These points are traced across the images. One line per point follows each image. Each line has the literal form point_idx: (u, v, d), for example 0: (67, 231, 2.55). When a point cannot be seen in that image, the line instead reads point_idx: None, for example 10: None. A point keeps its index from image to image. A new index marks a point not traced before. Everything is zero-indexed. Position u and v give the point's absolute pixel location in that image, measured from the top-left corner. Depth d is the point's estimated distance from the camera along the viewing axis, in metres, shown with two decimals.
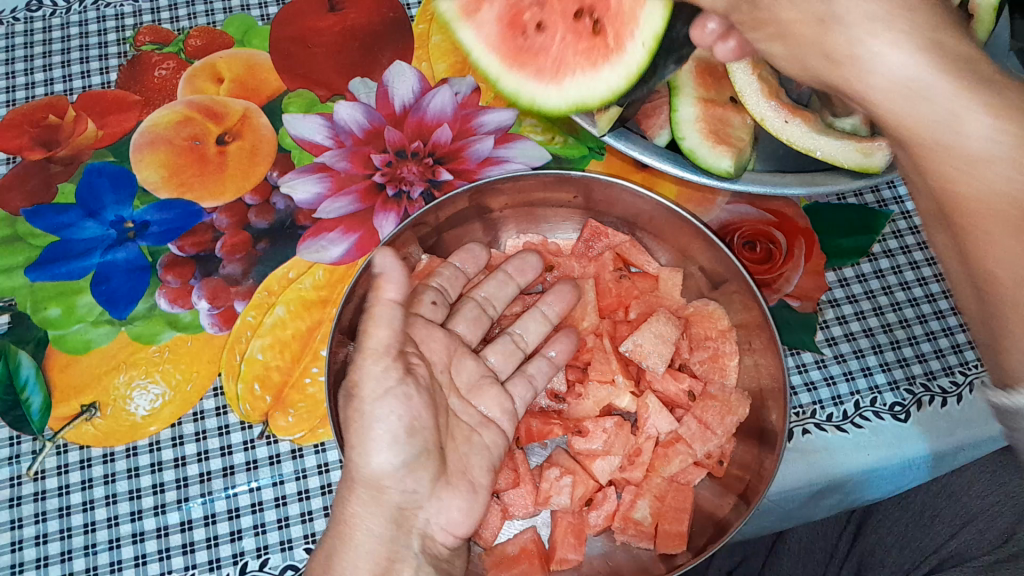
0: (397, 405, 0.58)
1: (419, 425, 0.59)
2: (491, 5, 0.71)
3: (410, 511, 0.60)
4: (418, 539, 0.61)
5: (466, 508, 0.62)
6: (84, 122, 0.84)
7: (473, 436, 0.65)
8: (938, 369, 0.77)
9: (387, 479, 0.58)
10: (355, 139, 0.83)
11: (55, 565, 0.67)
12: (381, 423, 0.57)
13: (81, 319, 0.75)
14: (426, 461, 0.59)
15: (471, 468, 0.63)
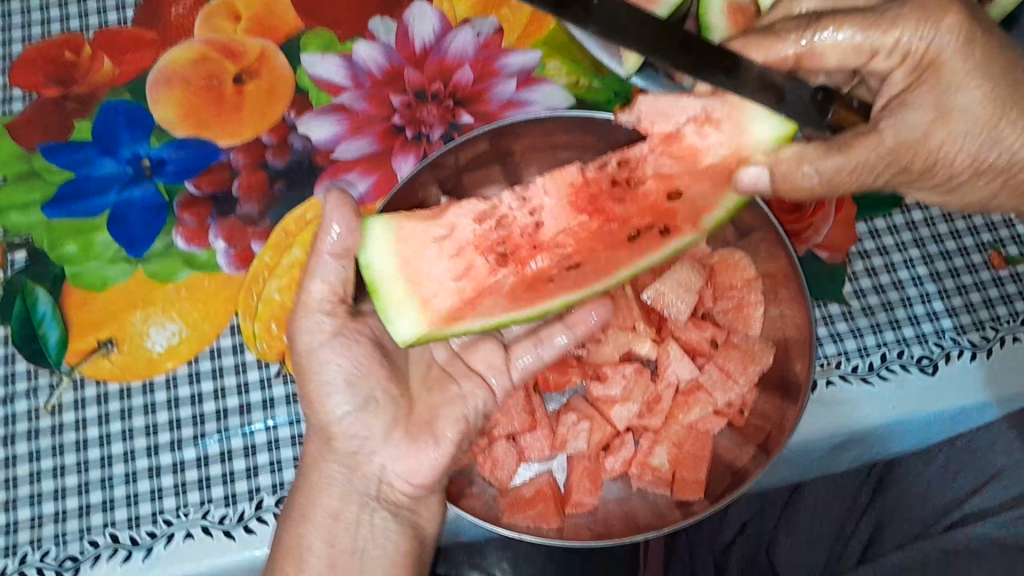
0: (337, 353, 0.58)
1: (363, 374, 0.59)
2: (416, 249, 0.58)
3: (364, 457, 0.61)
4: (376, 488, 0.61)
5: (430, 460, 0.61)
6: (101, 60, 0.83)
7: (449, 386, 0.65)
8: (968, 323, 0.75)
9: (336, 427, 0.59)
10: (374, 79, 0.81)
11: (72, 498, 0.68)
12: (324, 372, 0.59)
13: (98, 256, 0.75)
14: (378, 410, 0.60)
15: (437, 420, 0.63)
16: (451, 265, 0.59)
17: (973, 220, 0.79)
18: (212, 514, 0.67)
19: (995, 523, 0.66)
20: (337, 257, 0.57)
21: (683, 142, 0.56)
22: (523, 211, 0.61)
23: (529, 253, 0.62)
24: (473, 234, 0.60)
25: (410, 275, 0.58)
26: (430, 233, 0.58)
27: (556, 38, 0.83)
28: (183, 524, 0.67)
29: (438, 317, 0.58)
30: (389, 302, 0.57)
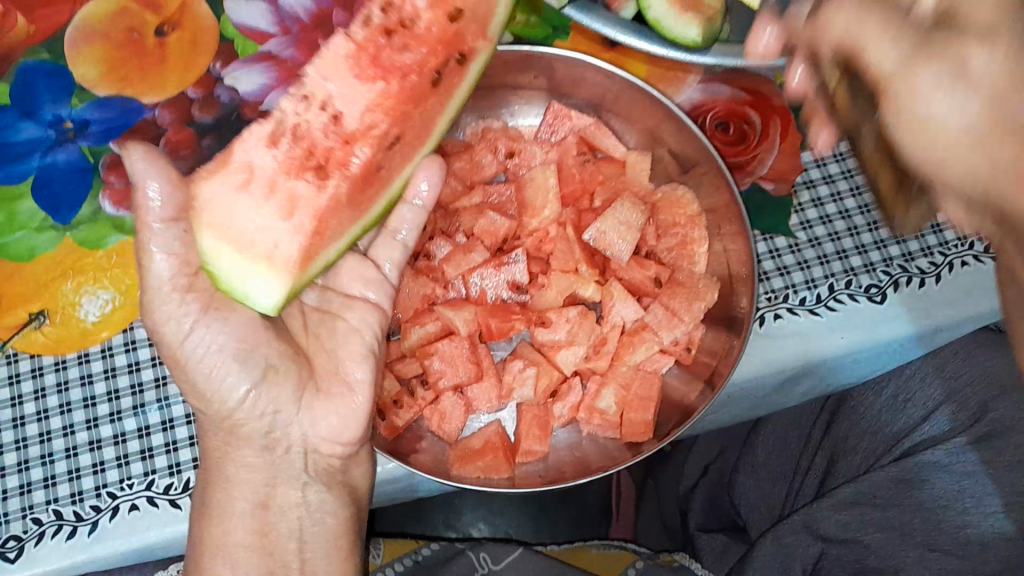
0: (214, 333, 0.56)
1: (251, 347, 0.57)
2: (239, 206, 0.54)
3: (280, 433, 0.60)
4: (301, 457, 0.61)
5: (342, 413, 0.61)
6: (13, 17, 0.76)
7: (336, 325, 0.64)
8: (916, 249, 0.74)
9: (238, 413, 0.58)
10: (302, 24, 0.78)
11: (12, 476, 0.66)
12: (202, 358, 0.56)
13: (23, 226, 0.72)
14: (277, 374, 0.59)
15: (342, 367, 0.62)
16: (272, 205, 0.55)
17: None
18: (156, 484, 0.66)
19: (943, 451, 0.72)
20: (166, 221, 0.53)
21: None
22: (313, 111, 0.58)
23: (346, 152, 0.58)
24: (274, 163, 0.56)
25: (237, 241, 0.53)
26: (228, 186, 0.54)
27: None
28: (128, 496, 0.65)
29: (290, 264, 0.54)
30: (235, 281, 0.53)
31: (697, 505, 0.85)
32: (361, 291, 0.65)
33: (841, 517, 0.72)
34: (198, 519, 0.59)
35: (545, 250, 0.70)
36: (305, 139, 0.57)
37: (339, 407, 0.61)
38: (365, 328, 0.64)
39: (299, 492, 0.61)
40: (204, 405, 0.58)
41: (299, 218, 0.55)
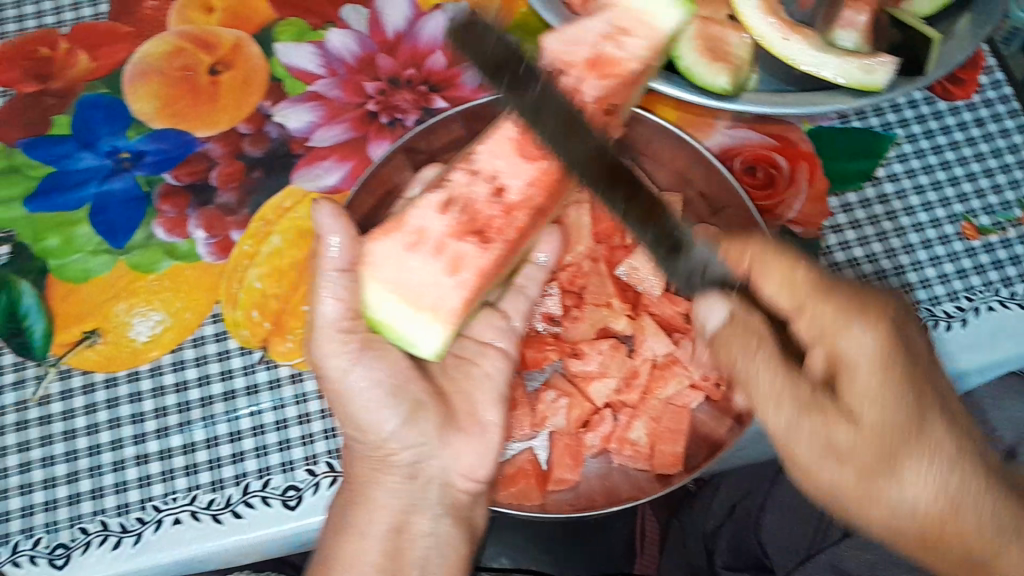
0: (372, 370, 0.62)
1: (403, 383, 0.63)
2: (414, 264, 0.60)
3: (423, 464, 0.65)
4: (438, 489, 0.65)
5: (480, 451, 0.65)
6: (77, 55, 0.83)
7: (471, 369, 0.68)
8: (943, 293, 0.76)
9: (389, 442, 0.63)
10: (348, 67, 0.82)
11: (61, 487, 0.69)
12: (361, 392, 0.61)
13: (80, 250, 0.76)
14: (422, 413, 0.64)
15: (477, 408, 0.67)
16: (440, 263, 0.60)
17: (944, 192, 0.81)
18: (199, 499, 0.68)
19: None
20: (341, 269, 0.59)
21: (610, 59, 0.65)
22: (478, 183, 0.62)
23: (506, 220, 0.62)
24: (444, 225, 0.61)
25: (406, 294, 0.60)
26: (399, 247, 0.60)
27: (528, 22, 0.84)
28: (172, 510, 0.68)
29: (452, 316, 0.60)
30: (400, 332, 0.60)
31: (722, 543, 0.85)
32: (493, 340, 0.69)
33: (866, 557, 0.76)
34: (333, 535, 0.61)
35: (578, 285, 0.73)
36: (471, 208, 0.61)
37: (476, 447, 0.66)
38: (498, 373, 0.68)
39: (430, 521, 0.64)
40: (360, 435, 0.63)
41: (463, 275, 0.60)
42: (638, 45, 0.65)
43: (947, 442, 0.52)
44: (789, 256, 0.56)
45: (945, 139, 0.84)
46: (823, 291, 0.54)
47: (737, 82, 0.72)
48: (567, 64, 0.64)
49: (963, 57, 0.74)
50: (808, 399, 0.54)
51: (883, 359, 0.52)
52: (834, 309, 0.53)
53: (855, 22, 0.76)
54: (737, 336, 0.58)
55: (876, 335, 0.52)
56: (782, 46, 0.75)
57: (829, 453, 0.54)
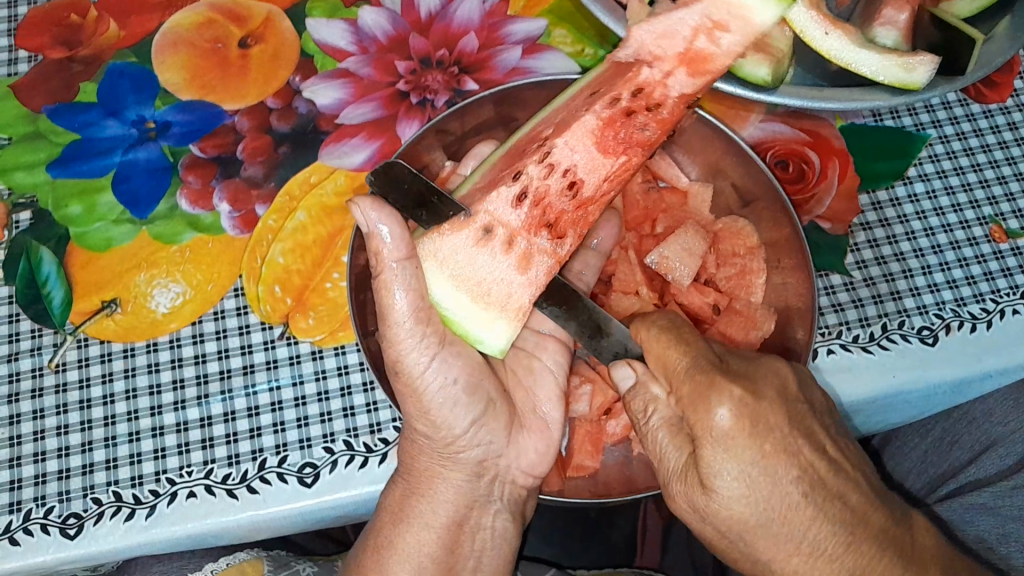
0: (449, 367, 0.59)
1: (478, 381, 0.61)
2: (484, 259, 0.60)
3: (490, 462, 0.64)
4: (499, 485, 0.65)
5: (541, 448, 0.66)
6: (106, 22, 0.82)
7: (532, 362, 0.68)
8: (969, 295, 0.76)
9: (460, 440, 0.62)
10: (379, 45, 0.81)
11: (75, 456, 0.68)
12: (437, 389, 0.59)
13: (102, 218, 0.75)
14: (493, 412, 0.63)
15: (536, 403, 0.66)
16: (509, 261, 0.61)
17: (974, 194, 0.80)
18: (215, 473, 0.67)
19: (989, 493, 0.71)
20: (403, 260, 0.55)
21: (706, 57, 0.61)
22: (553, 178, 0.60)
23: (577, 214, 0.62)
24: (518, 220, 0.61)
25: (475, 290, 0.60)
26: (471, 242, 0.59)
27: (562, 7, 0.83)
28: (186, 483, 0.67)
29: (520, 313, 0.60)
30: (469, 326, 0.60)
31: None
32: (552, 332, 0.69)
33: None
34: (393, 523, 0.63)
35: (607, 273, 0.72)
36: (544, 202, 0.61)
37: (538, 442, 0.66)
38: (559, 368, 0.67)
39: (490, 517, 0.65)
40: (431, 431, 0.61)
41: (533, 272, 0.61)
42: (734, 42, 0.60)
43: (809, 503, 0.52)
44: (679, 330, 0.58)
45: (977, 140, 0.82)
46: (694, 373, 0.55)
47: (777, 74, 0.70)
48: (657, 57, 0.61)
49: (1001, 61, 0.71)
50: (686, 464, 0.56)
51: (749, 431, 0.52)
52: (709, 382, 0.54)
53: (895, 21, 0.75)
54: (637, 403, 0.58)
55: (739, 407, 0.52)
56: (822, 41, 0.73)
57: (704, 510, 0.55)
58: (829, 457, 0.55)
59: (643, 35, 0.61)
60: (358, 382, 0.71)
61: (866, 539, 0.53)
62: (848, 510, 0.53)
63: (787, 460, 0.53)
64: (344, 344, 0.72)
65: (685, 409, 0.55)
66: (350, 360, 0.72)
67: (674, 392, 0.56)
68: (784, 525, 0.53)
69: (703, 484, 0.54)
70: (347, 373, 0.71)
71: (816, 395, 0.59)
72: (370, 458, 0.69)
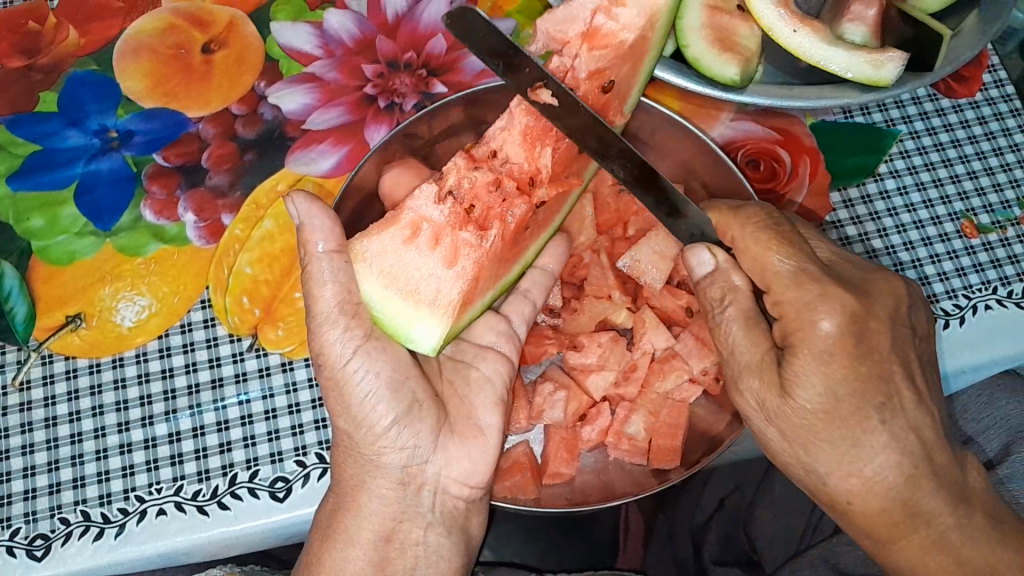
0: (372, 361, 0.57)
1: (402, 378, 0.59)
2: (418, 253, 0.57)
3: (417, 469, 0.61)
4: (430, 496, 0.62)
5: (475, 455, 0.62)
6: (66, 29, 0.80)
7: (469, 373, 0.65)
8: (941, 291, 0.76)
9: (382, 440, 0.59)
10: (346, 49, 0.80)
11: (41, 475, 0.67)
12: (362, 383, 0.57)
13: (65, 230, 0.73)
14: (419, 414, 0.60)
15: (475, 412, 0.63)
16: (437, 256, 0.58)
17: (945, 190, 0.80)
18: (185, 490, 0.66)
19: None
20: (331, 251, 0.55)
21: (606, 34, 0.60)
22: (481, 174, 0.61)
23: (503, 208, 0.60)
24: (442, 216, 0.58)
25: (405, 288, 0.56)
26: (396, 240, 0.57)
27: (531, 8, 0.82)
28: (156, 501, 0.66)
29: (451, 308, 0.56)
30: (400, 325, 0.56)
31: (712, 537, 0.85)
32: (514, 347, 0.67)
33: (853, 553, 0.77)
34: (320, 542, 0.61)
35: (579, 276, 0.72)
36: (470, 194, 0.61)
37: (473, 449, 0.62)
38: (496, 376, 0.65)
39: (422, 531, 0.61)
40: (353, 429, 0.59)
41: (461, 265, 0.58)
42: (631, 17, 0.60)
43: (885, 430, 0.55)
44: (781, 231, 0.58)
45: (948, 136, 0.82)
46: (799, 280, 0.56)
47: (745, 74, 0.70)
48: (564, 43, 0.62)
49: (971, 55, 0.71)
50: (763, 363, 0.57)
51: (850, 346, 0.54)
52: (817, 291, 0.55)
53: (863, 16, 0.74)
54: (714, 288, 0.59)
55: (846, 318, 0.54)
56: (790, 39, 0.72)
57: (774, 410, 0.57)
58: (918, 392, 0.57)
59: (546, 26, 0.62)
60: None
61: (927, 475, 0.56)
62: (919, 444, 0.56)
63: (879, 386, 0.55)
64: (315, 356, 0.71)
65: (785, 317, 0.56)
66: None
67: (773, 296, 0.57)
68: (857, 444, 0.55)
69: (780, 387, 0.56)
70: (319, 385, 0.70)
71: (923, 317, 0.61)
72: None
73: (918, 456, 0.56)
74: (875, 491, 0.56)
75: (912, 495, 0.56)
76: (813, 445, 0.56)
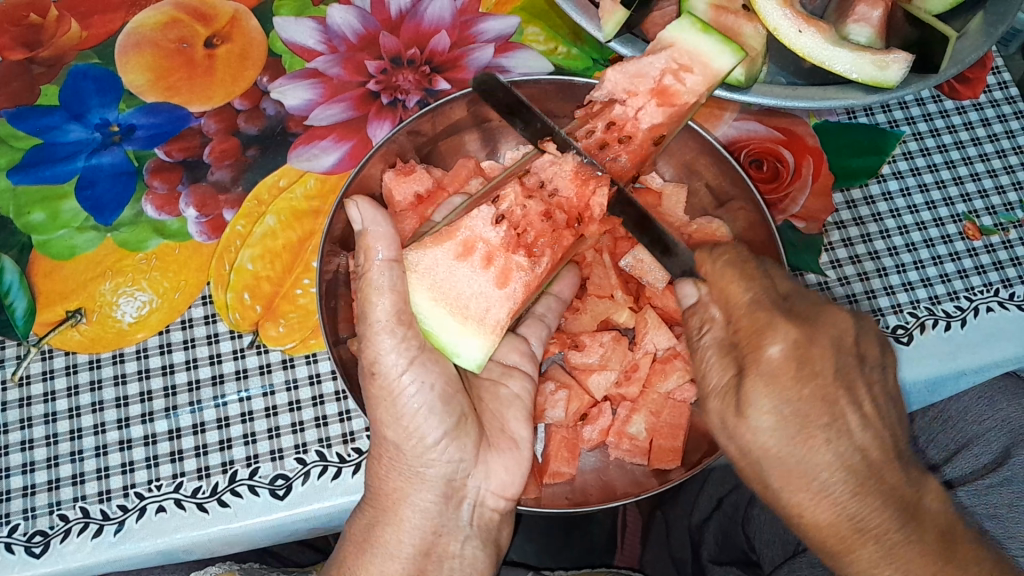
0: (425, 373, 0.57)
1: (452, 392, 0.59)
2: (471, 271, 0.59)
3: (459, 482, 0.61)
4: (469, 509, 0.62)
5: (512, 466, 0.62)
6: (67, 22, 0.79)
7: (499, 391, 0.64)
8: (943, 293, 0.76)
9: (430, 452, 0.59)
10: (349, 44, 0.80)
11: (41, 471, 0.67)
12: (413, 396, 0.57)
13: (66, 225, 0.73)
14: (465, 428, 0.60)
15: (508, 425, 0.63)
16: (488, 275, 0.60)
17: (948, 191, 0.80)
18: (185, 487, 0.66)
19: (966, 493, 0.74)
20: (392, 262, 0.55)
21: (673, 93, 0.66)
22: (530, 202, 0.62)
23: (552, 235, 0.62)
24: (497, 237, 0.60)
25: (454, 304, 0.59)
26: (449, 256, 0.59)
27: (534, 5, 0.82)
28: (156, 497, 0.66)
29: (497, 327, 0.59)
30: (446, 339, 0.59)
31: (710, 537, 0.84)
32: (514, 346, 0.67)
33: None
34: (358, 553, 0.59)
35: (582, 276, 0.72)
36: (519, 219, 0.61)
37: (509, 461, 0.63)
38: (526, 394, 0.65)
39: (459, 543, 0.61)
40: (401, 442, 0.59)
41: (512, 286, 0.60)
42: (695, 83, 0.65)
43: (831, 449, 0.53)
44: (744, 263, 0.57)
45: (951, 137, 0.82)
46: (754, 306, 0.55)
47: (751, 74, 0.70)
48: (628, 94, 0.66)
49: (976, 58, 0.71)
50: (726, 386, 0.56)
51: (794, 370, 0.53)
52: (768, 318, 0.54)
53: (868, 17, 0.74)
54: (695, 321, 0.59)
55: (794, 344, 0.53)
56: (795, 40, 0.72)
57: (732, 430, 0.55)
58: (866, 414, 0.54)
59: (616, 76, 0.66)
60: (331, 390, 0.70)
61: (874, 492, 0.52)
62: (865, 463, 0.53)
63: (822, 406, 0.53)
64: (315, 352, 0.71)
65: (741, 339, 0.55)
66: (321, 368, 0.71)
67: (734, 322, 0.57)
68: (801, 460, 0.53)
69: (736, 408, 0.54)
70: (319, 382, 0.70)
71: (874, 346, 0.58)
72: (343, 468, 0.68)
73: (863, 474, 0.53)
74: (820, 505, 0.53)
75: (859, 508, 0.52)
76: (765, 464, 0.54)
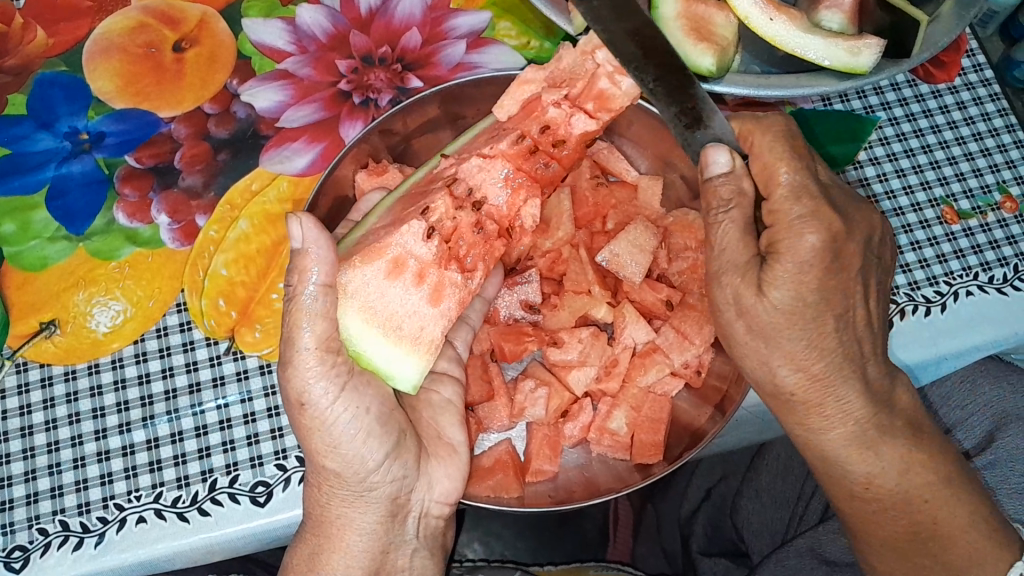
0: (359, 397, 0.55)
1: (389, 410, 0.57)
2: (404, 291, 0.57)
3: (403, 498, 0.59)
4: (415, 521, 0.61)
5: (453, 473, 0.61)
6: (33, 30, 0.78)
7: (432, 397, 0.64)
8: (922, 278, 0.75)
9: (373, 475, 0.56)
10: (319, 44, 0.79)
11: (19, 486, 0.66)
12: (351, 421, 0.54)
13: (37, 236, 0.72)
14: (405, 444, 0.58)
15: (443, 431, 0.62)
16: (422, 292, 0.58)
17: (925, 175, 0.80)
18: (164, 497, 0.66)
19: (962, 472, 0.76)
20: (323, 286, 0.52)
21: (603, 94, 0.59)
22: (463, 214, 0.59)
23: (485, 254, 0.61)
24: (429, 254, 0.58)
25: (387, 326, 0.57)
26: (380, 276, 0.57)
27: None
28: (135, 508, 0.65)
29: (431, 346, 0.58)
30: (382, 363, 0.57)
31: (699, 529, 0.86)
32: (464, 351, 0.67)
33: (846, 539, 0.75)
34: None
35: (558, 272, 0.70)
36: (451, 238, 0.59)
37: (446, 468, 0.61)
38: (457, 400, 0.64)
39: (408, 557, 0.60)
40: (339, 470, 0.55)
41: (445, 305, 0.58)
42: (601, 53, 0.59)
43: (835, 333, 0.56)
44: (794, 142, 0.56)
45: (927, 121, 0.82)
46: (797, 194, 0.54)
47: (722, 63, 0.69)
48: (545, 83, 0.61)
49: (948, 40, 0.70)
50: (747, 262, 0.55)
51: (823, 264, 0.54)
52: (810, 206, 0.54)
53: (840, 3, 0.73)
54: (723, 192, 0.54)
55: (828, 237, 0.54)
56: (767, 27, 0.72)
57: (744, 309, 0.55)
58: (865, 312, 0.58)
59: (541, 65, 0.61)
60: None
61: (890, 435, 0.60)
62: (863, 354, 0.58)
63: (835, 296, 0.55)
64: None
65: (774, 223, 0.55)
66: None
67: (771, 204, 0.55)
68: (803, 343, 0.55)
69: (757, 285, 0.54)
70: None
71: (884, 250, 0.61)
72: None
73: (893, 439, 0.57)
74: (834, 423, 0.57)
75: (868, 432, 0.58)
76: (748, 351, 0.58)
